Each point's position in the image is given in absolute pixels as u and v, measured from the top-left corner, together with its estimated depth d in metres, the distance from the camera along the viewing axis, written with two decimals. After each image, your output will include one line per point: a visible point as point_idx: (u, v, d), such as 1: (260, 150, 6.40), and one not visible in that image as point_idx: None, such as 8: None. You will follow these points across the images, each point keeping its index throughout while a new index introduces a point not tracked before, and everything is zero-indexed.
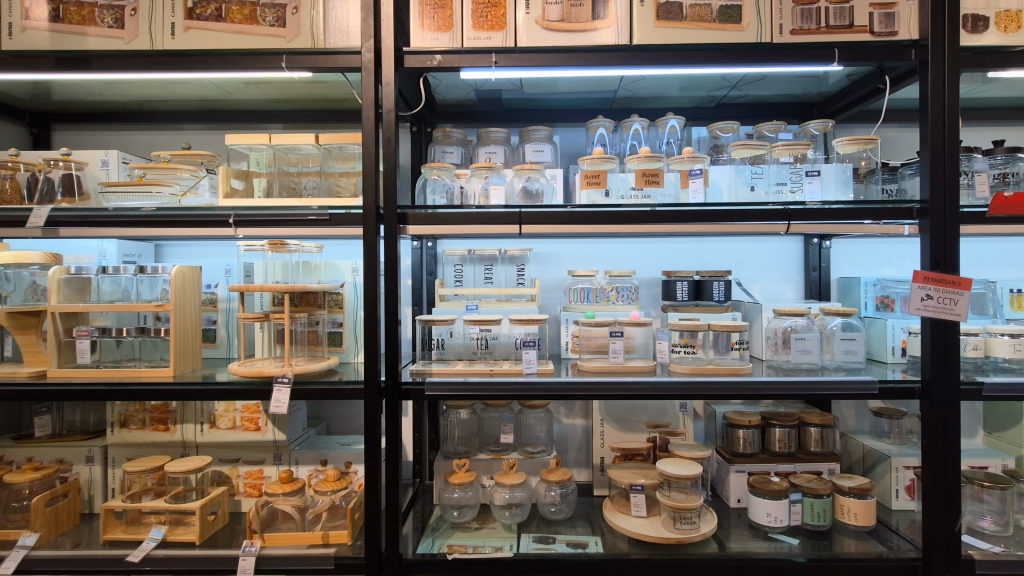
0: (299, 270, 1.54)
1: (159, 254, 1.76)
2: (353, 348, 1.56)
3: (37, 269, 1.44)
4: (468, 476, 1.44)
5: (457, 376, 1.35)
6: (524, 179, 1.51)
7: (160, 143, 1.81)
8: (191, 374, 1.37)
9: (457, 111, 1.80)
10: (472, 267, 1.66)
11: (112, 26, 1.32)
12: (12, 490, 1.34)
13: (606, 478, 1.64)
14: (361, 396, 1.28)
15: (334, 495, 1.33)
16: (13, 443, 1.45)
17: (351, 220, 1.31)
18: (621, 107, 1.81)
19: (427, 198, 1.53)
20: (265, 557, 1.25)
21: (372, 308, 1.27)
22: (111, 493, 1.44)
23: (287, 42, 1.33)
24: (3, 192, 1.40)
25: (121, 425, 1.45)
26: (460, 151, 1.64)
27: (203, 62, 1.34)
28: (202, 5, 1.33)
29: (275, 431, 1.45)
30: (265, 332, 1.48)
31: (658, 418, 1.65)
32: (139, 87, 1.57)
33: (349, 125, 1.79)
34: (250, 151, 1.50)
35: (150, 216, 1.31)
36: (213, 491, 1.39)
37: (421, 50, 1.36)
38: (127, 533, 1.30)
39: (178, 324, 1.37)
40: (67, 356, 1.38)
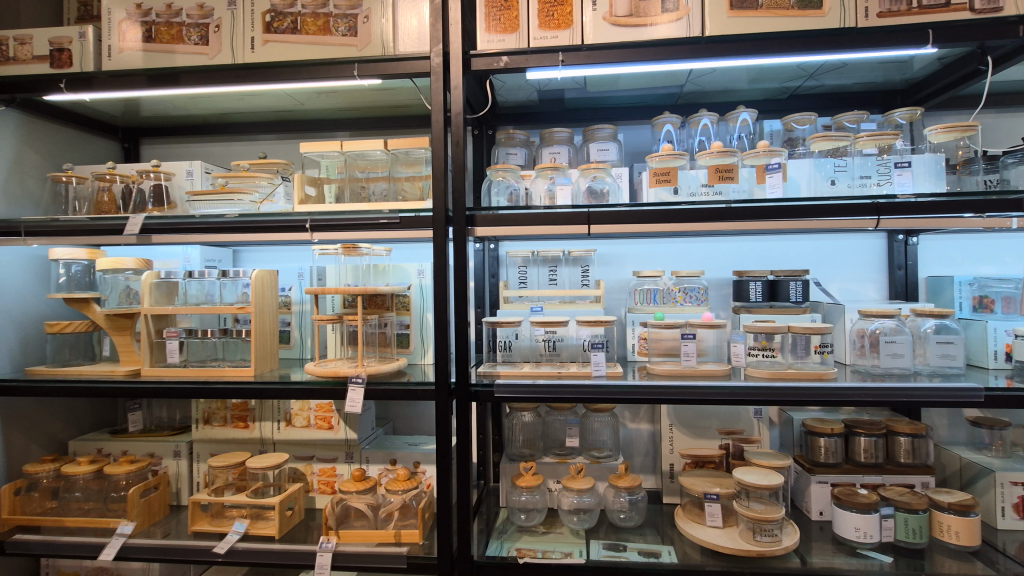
0: (368, 273, 1.57)
1: (237, 259, 1.84)
2: (420, 350, 1.57)
3: (132, 274, 1.52)
4: (535, 479, 1.43)
5: (526, 378, 1.35)
6: (590, 178, 1.49)
7: (237, 153, 1.89)
8: (269, 374, 1.42)
9: (518, 113, 1.80)
10: (536, 269, 1.65)
11: (198, 43, 1.40)
12: (111, 481, 1.42)
13: (676, 486, 1.58)
14: (432, 397, 1.28)
15: (405, 495, 1.34)
16: (110, 437, 1.55)
17: (420, 224, 1.33)
18: (687, 103, 1.75)
19: (491, 200, 1.53)
20: (341, 553, 1.28)
21: (442, 309, 1.28)
22: (196, 486, 1.52)
23: (358, 51, 1.36)
24: (101, 203, 1.52)
25: (204, 421, 1.52)
26: (523, 153, 1.64)
27: (278, 74, 1.39)
28: (279, 19, 1.38)
29: (346, 430, 1.49)
30: (336, 333, 1.52)
31: (731, 424, 1.58)
32: (220, 101, 1.65)
33: (413, 130, 1.81)
34: (321, 159, 1.54)
35: (232, 223, 1.37)
36: (290, 487, 1.43)
37: (488, 53, 1.37)
38: (212, 525, 1.36)
39: (258, 325, 1.43)
40: (158, 356, 1.45)
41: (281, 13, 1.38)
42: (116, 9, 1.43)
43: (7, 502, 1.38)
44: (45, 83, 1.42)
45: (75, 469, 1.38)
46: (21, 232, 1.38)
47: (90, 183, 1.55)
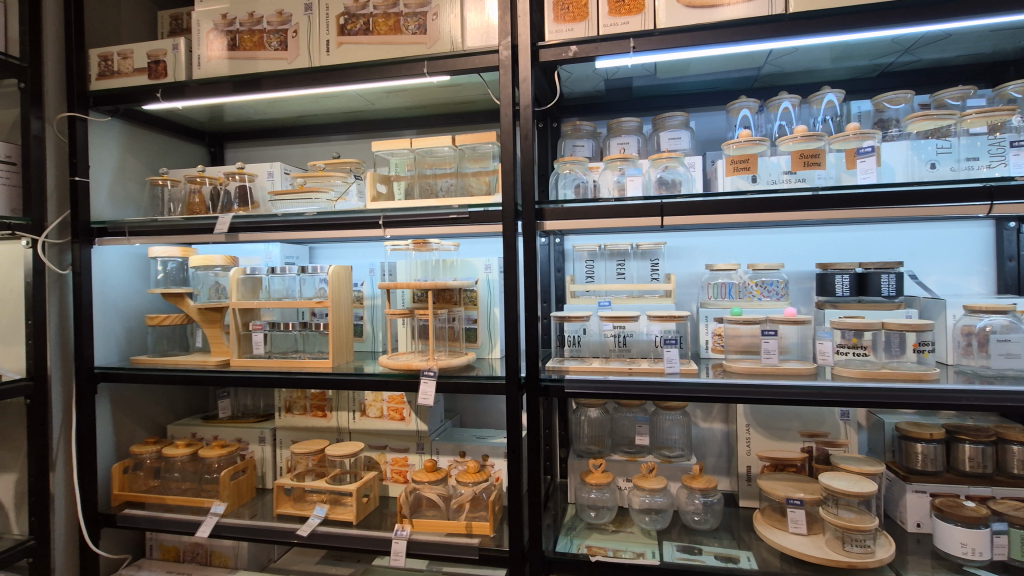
0: (437, 267, 1.57)
1: (313, 256, 1.92)
2: (488, 344, 1.58)
3: (220, 271, 1.63)
4: (604, 477, 1.40)
5: (596, 373, 1.33)
6: (661, 168, 1.43)
7: (311, 154, 1.97)
8: (345, 366, 1.47)
9: (584, 104, 1.76)
10: (604, 263, 1.61)
11: (278, 49, 1.46)
12: (205, 464, 1.52)
13: (754, 489, 1.50)
14: (503, 391, 1.29)
15: (475, 487, 1.34)
16: (203, 422, 1.65)
17: (489, 218, 1.33)
18: (764, 86, 1.66)
19: (558, 193, 1.51)
20: (415, 541, 1.31)
21: (512, 304, 1.27)
22: (279, 471, 1.60)
23: (428, 48, 1.38)
24: (193, 205, 1.63)
25: (286, 410, 1.60)
26: (591, 144, 1.61)
27: (352, 74, 1.43)
28: (352, 21, 1.42)
29: (417, 421, 1.52)
30: (407, 327, 1.55)
31: (815, 426, 1.49)
32: (297, 104, 1.72)
33: (479, 126, 1.82)
34: (391, 156, 1.58)
35: (311, 220, 1.42)
36: (365, 475, 1.48)
37: (556, 43, 1.34)
38: (295, 509, 1.43)
39: (335, 319, 1.48)
40: (245, 348, 1.54)
41: (354, 16, 1.42)
42: (204, 21, 1.52)
43: (117, 478, 1.50)
44: (143, 93, 1.52)
45: (173, 451, 1.48)
46: (126, 232, 1.49)
47: (183, 186, 1.66)
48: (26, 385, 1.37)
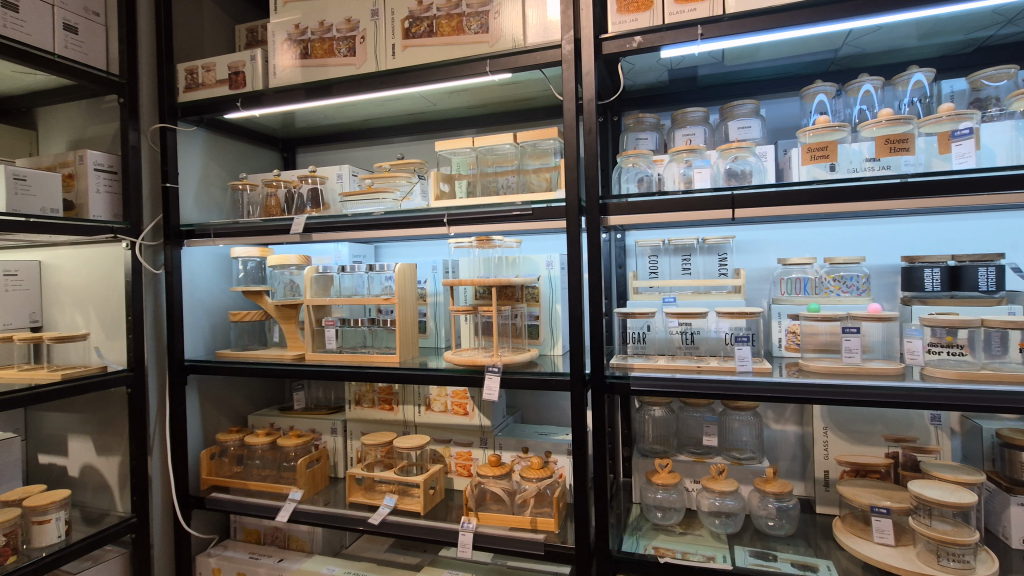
0: (499, 265, 1.59)
1: (378, 254, 1.98)
2: (550, 340, 1.58)
3: (295, 270, 1.71)
4: (671, 477, 1.36)
5: (663, 371, 1.32)
6: (730, 158, 1.38)
7: (375, 156, 2.03)
8: (411, 361, 1.52)
9: (646, 96, 1.72)
10: (668, 258, 1.57)
11: (347, 55, 1.52)
12: (282, 452, 1.60)
13: (832, 495, 1.42)
14: (567, 387, 1.28)
15: (540, 483, 1.34)
16: (280, 413, 1.75)
17: (553, 215, 1.33)
18: (842, 69, 1.56)
19: (621, 188, 1.49)
20: (481, 534, 1.33)
21: (577, 300, 1.27)
22: (349, 461, 1.67)
23: (490, 47, 1.39)
24: (270, 207, 1.72)
25: (356, 402, 1.66)
26: (654, 137, 1.57)
27: (417, 76, 1.46)
28: (416, 24, 1.45)
29: (480, 416, 1.54)
30: (470, 324, 1.58)
31: (901, 430, 1.39)
32: (362, 108, 1.78)
33: (539, 122, 1.82)
34: (453, 156, 1.60)
35: (379, 220, 1.47)
36: (431, 467, 1.52)
37: (620, 34, 1.32)
38: (366, 498, 1.49)
39: (401, 315, 1.52)
40: (318, 342, 1.61)
41: (418, 18, 1.45)
42: (278, 33, 1.60)
43: (205, 464, 1.61)
44: (224, 103, 1.61)
45: (255, 439, 1.57)
46: (211, 234, 1.59)
47: (260, 190, 1.76)
48: (126, 375, 1.50)
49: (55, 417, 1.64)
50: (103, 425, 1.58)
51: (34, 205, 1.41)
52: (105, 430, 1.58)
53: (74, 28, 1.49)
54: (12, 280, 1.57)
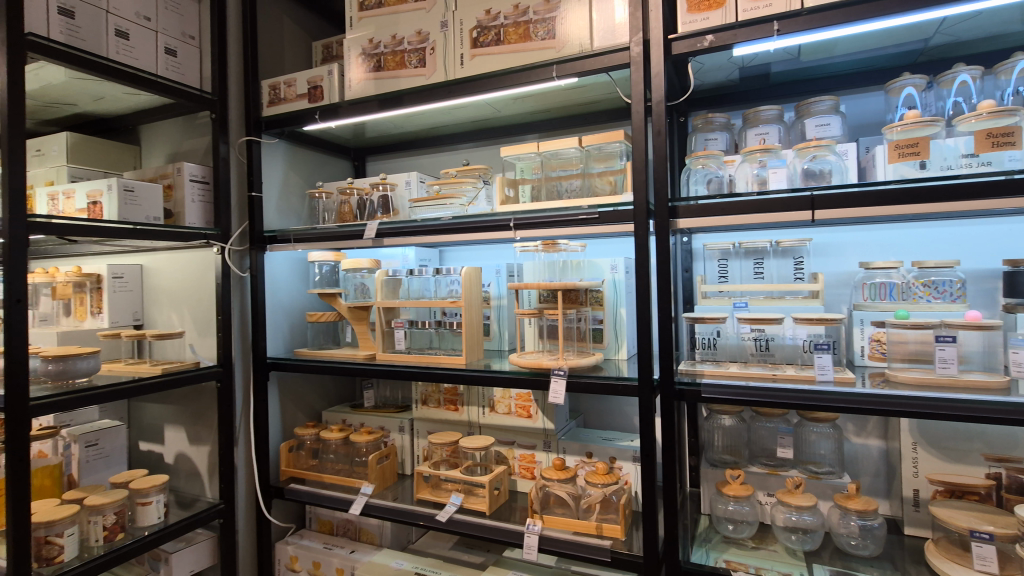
0: (564, 268, 1.60)
1: (442, 258, 2.03)
2: (615, 344, 1.55)
3: (366, 273, 1.78)
4: (743, 489, 1.32)
5: (736, 378, 1.27)
6: (808, 158, 1.32)
7: (441, 162, 2.09)
8: (476, 363, 1.54)
9: (715, 95, 1.67)
10: (739, 262, 1.52)
11: (418, 66, 1.57)
12: (354, 447, 1.67)
13: (923, 516, 1.32)
14: (635, 393, 1.27)
15: (605, 489, 1.33)
16: (351, 410, 1.82)
17: (620, 218, 1.32)
18: (933, 59, 1.46)
19: (689, 190, 1.46)
20: (547, 537, 1.33)
21: (645, 304, 1.25)
22: (416, 459, 1.72)
23: (557, 52, 1.40)
24: (343, 213, 1.80)
25: (422, 402, 1.71)
26: (724, 137, 1.53)
27: (484, 85, 1.49)
28: (484, 34, 1.48)
29: (544, 419, 1.54)
30: (534, 327, 1.59)
31: (1004, 449, 1.28)
32: (430, 116, 1.83)
33: (603, 125, 1.81)
34: (518, 161, 1.62)
35: (448, 225, 1.51)
36: (496, 468, 1.54)
37: (690, 34, 1.29)
38: (433, 495, 1.53)
39: (468, 318, 1.56)
40: (387, 343, 1.67)
41: (486, 28, 1.48)
42: (353, 47, 1.68)
43: (285, 456, 1.71)
44: (304, 116, 1.71)
45: (329, 435, 1.64)
46: (292, 240, 1.69)
47: (334, 198, 1.85)
48: (216, 371, 1.61)
49: (153, 408, 1.79)
50: (195, 417, 1.71)
51: (139, 213, 1.55)
52: (197, 421, 1.71)
53: (173, 51, 1.63)
54: (118, 282, 1.71)
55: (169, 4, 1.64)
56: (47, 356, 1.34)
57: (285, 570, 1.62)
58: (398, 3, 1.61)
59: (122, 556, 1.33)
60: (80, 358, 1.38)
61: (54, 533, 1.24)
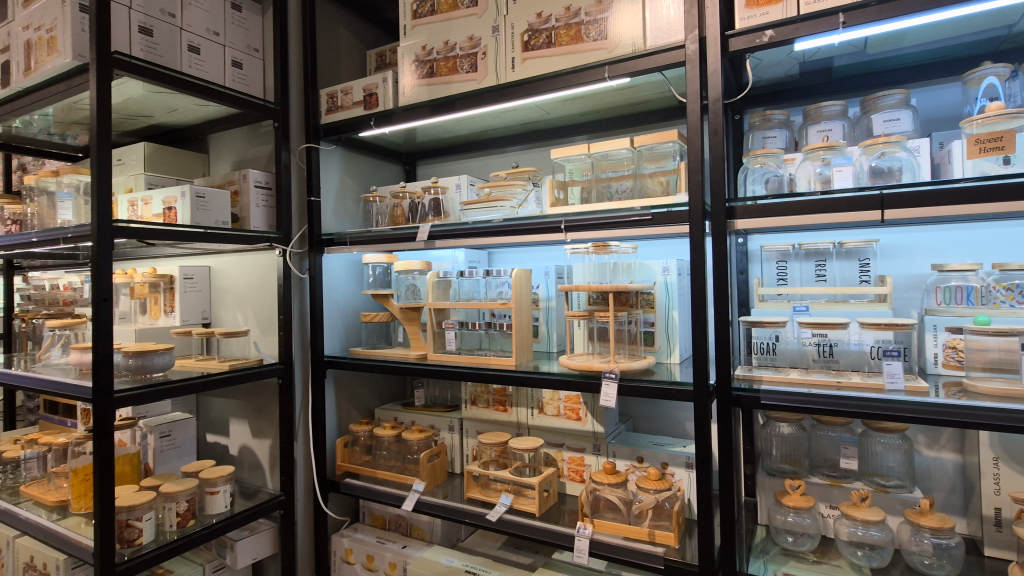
0: (615, 271, 1.58)
1: (491, 260, 2.06)
2: (667, 348, 1.52)
3: (417, 275, 1.82)
4: (804, 500, 1.26)
5: (797, 386, 1.22)
6: (876, 155, 1.26)
7: (490, 165, 2.12)
8: (526, 364, 1.55)
9: (773, 91, 1.62)
10: (799, 264, 1.47)
11: (469, 71, 1.59)
12: (406, 445, 1.71)
13: (1006, 537, 1.23)
14: (690, 398, 1.24)
15: (658, 495, 1.30)
16: (402, 409, 1.87)
17: (674, 219, 1.29)
18: (1017, 46, 1.36)
19: (746, 189, 1.42)
20: (597, 541, 1.32)
21: (701, 307, 1.22)
22: (465, 458, 1.74)
23: (609, 53, 1.39)
24: (396, 217, 1.85)
25: (472, 402, 1.73)
26: (784, 134, 1.48)
27: (534, 87, 1.50)
28: (535, 37, 1.49)
29: (594, 422, 1.53)
30: (583, 329, 1.58)
31: None
32: (479, 120, 1.85)
33: (654, 125, 1.78)
34: (568, 163, 1.61)
35: (499, 227, 1.52)
36: (545, 470, 1.54)
37: (748, 30, 1.25)
38: (482, 494, 1.55)
39: (518, 320, 1.57)
40: (438, 343, 1.70)
41: (537, 31, 1.49)
42: (406, 55, 1.72)
43: (340, 451, 1.77)
44: (359, 123, 1.76)
45: (383, 432, 1.69)
46: (348, 242, 1.75)
47: (388, 201, 1.90)
48: (278, 368, 1.69)
49: (220, 402, 1.89)
50: (257, 412, 1.79)
51: (210, 218, 1.63)
52: (259, 415, 1.79)
53: (239, 64, 1.72)
54: (189, 282, 1.83)
55: (235, 19, 1.73)
56: (128, 351, 1.44)
57: (341, 562, 1.68)
58: (450, 10, 1.64)
59: (193, 542, 1.41)
60: (157, 353, 1.47)
61: (134, 517, 1.33)
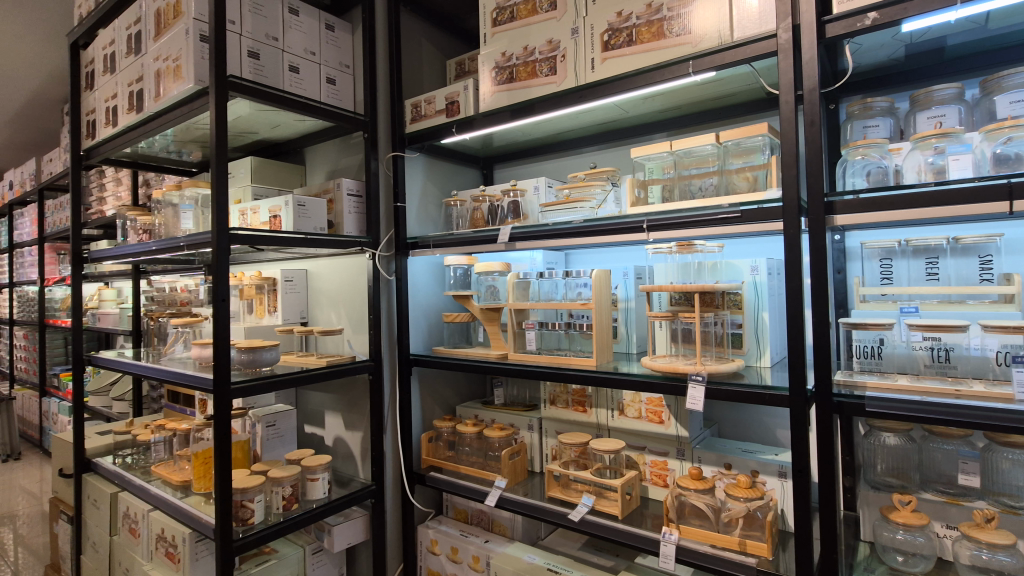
0: (699, 270, 1.54)
1: (568, 262, 2.07)
2: (756, 351, 1.46)
3: (496, 277, 1.87)
4: (916, 518, 1.17)
5: (907, 392, 1.13)
6: (999, 141, 1.14)
7: (566, 166, 2.13)
8: (607, 365, 1.54)
9: (875, 77, 1.50)
10: (906, 261, 1.36)
11: (549, 74, 1.61)
12: (488, 442, 1.76)
13: None
14: (785, 404, 1.18)
15: (749, 504, 1.25)
16: (482, 407, 1.92)
17: (766, 215, 1.24)
18: None
19: (844, 183, 1.34)
20: (683, 548, 1.29)
21: (797, 308, 1.16)
22: (545, 457, 1.76)
23: (694, 48, 1.35)
24: (476, 220, 1.90)
25: (550, 402, 1.74)
26: (887, 123, 1.38)
27: (614, 87, 1.50)
28: (615, 36, 1.48)
29: (677, 426, 1.49)
30: (665, 331, 1.56)
31: None
32: (557, 122, 1.87)
33: (739, 119, 1.72)
34: (648, 161, 1.59)
35: (579, 228, 1.53)
36: (627, 473, 1.52)
37: (847, 13, 1.18)
38: (563, 494, 1.56)
39: (598, 320, 1.56)
40: (519, 343, 1.73)
41: (617, 30, 1.48)
42: (486, 62, 1.76)
43: (425, 446, 1.84)
44: (442, 130, 1.83)
45: (465, 428, 1.74)
46: (431, 245, 1.82)
47: (468, 205, 1.95)
48: (368, 364, 1.79)
49: (316, 396, 2.03)
50: (350, 406, 1.91)
51: (310, 224, 1.77)
52: (351, 409, 1.91)
53: (333, 80, 1.84)
54: (290, 284, 1.97)
55: (329, 38, 1.86)
56: (240, 347, 1.58)
57: (427, 552, 1.75)
58: (529, 16, 1.66)
59: (296, 525, 1.53)
60: (264, 350, 1.61)
61: (248, 499, 1.46)
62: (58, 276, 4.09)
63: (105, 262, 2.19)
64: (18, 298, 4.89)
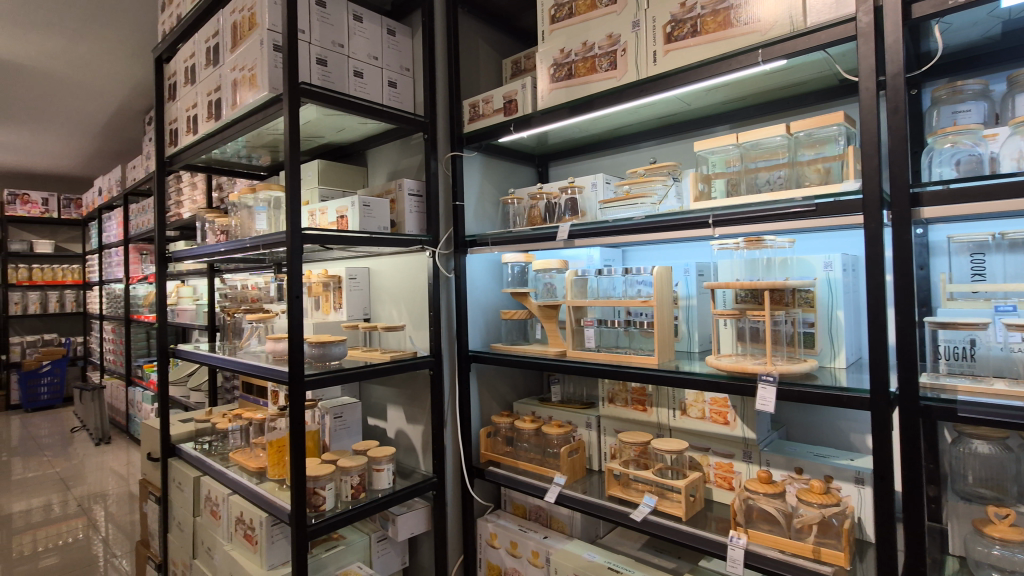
0: (768, 267, 1.48)
1: (625, 258, 2.04)
2: (830, 351, 1.40)
3: (554, 274, 1.86)
4: (1017, 533, 1.08)
5: (1008, 399, 1.05)
6: None
7: (624, 162, 2.11)
8: (669, 364, 1.51)
9: (965, 58, 1.40)
10: (1000, 257, 1.27)
11: (608, 69, 1.59)
12: (546, 438, 1.77)
13: None
14: (866, 406, 1.12)
15: (824, 510, 1.20)
16: (540, 404, 1.93)
17: (844, 209, 1.18)
18: None
19: (931, 173, 1.25)
20: (752, 552, 1.25)
21: (878, 306, 1.10)
22: (604, 455, 1.75)
23: (763, 36, 1.30)
24: (533, 217, 1.91)
25: (609, 401, 1.73)
26: (980, 108, 1.27)
27: (677, 80, 1.46)
28: (679, 27, 1.45)
29: (744, 427, 1.44)
30: (730, 330, 1.51)
31: None
32: (616, 117, 1.85)
33: (809, 109, 1.64)
34: (712, 155, 1.54)
35: (641, 224, 1.51)
36: (689, 474, 1.49)
37: None
38: (624, 493, 1.54)
39: (660, 318, 1.54)
40: (578, 340, 1.72)
41: (681, 21, 1.45)
42: (544, 59, 1.76)
43: (484, 440, 1.87)
44: (501, 129, 1.84)
45: (523, 424, 1.76)
46: (489, 243, 1.83)
47: (525, 202, 1.96)
48: (428, 360, 1.83)
49: (379, 390, 2.10)
50: (412, 399, 1.97)
51: (374, 224, 1.83)
52: (413, 403, 1.96)
53: (394, 83, 1.90)
54: (353, 282, 2.05)
55: (390, 43, 1.91)
56: (310, 342, 1.65)
57: (486, 545, 1.78)
58: (588, 11, 1.65)
59: (363, 513, 1.58)
60: (333, 344, 1.68)
61: (319, 485, 1.53)
62: (142, 275, 4.42)
63: (185, 261, 2.34)
64: (107, 296, 5.32)
